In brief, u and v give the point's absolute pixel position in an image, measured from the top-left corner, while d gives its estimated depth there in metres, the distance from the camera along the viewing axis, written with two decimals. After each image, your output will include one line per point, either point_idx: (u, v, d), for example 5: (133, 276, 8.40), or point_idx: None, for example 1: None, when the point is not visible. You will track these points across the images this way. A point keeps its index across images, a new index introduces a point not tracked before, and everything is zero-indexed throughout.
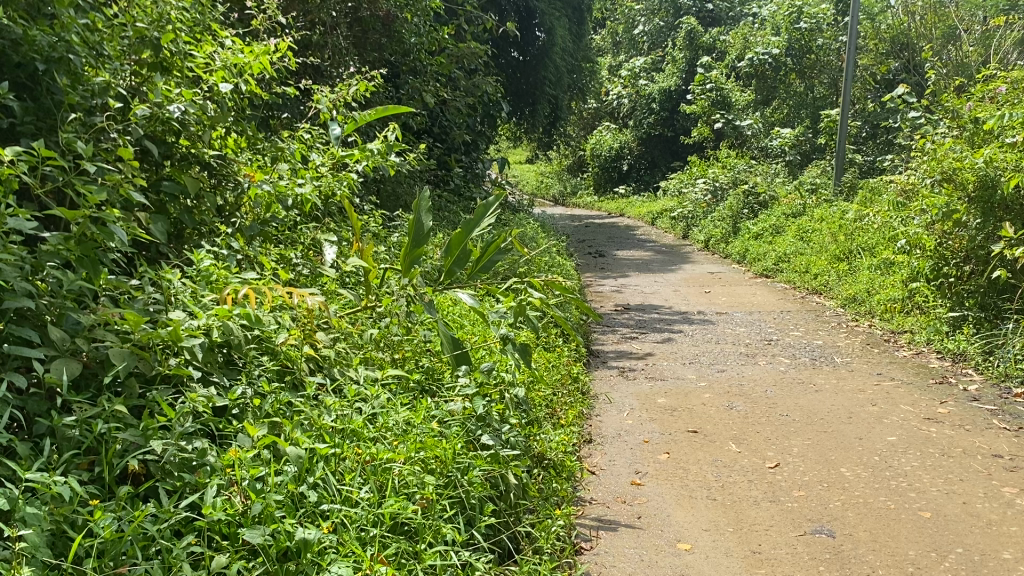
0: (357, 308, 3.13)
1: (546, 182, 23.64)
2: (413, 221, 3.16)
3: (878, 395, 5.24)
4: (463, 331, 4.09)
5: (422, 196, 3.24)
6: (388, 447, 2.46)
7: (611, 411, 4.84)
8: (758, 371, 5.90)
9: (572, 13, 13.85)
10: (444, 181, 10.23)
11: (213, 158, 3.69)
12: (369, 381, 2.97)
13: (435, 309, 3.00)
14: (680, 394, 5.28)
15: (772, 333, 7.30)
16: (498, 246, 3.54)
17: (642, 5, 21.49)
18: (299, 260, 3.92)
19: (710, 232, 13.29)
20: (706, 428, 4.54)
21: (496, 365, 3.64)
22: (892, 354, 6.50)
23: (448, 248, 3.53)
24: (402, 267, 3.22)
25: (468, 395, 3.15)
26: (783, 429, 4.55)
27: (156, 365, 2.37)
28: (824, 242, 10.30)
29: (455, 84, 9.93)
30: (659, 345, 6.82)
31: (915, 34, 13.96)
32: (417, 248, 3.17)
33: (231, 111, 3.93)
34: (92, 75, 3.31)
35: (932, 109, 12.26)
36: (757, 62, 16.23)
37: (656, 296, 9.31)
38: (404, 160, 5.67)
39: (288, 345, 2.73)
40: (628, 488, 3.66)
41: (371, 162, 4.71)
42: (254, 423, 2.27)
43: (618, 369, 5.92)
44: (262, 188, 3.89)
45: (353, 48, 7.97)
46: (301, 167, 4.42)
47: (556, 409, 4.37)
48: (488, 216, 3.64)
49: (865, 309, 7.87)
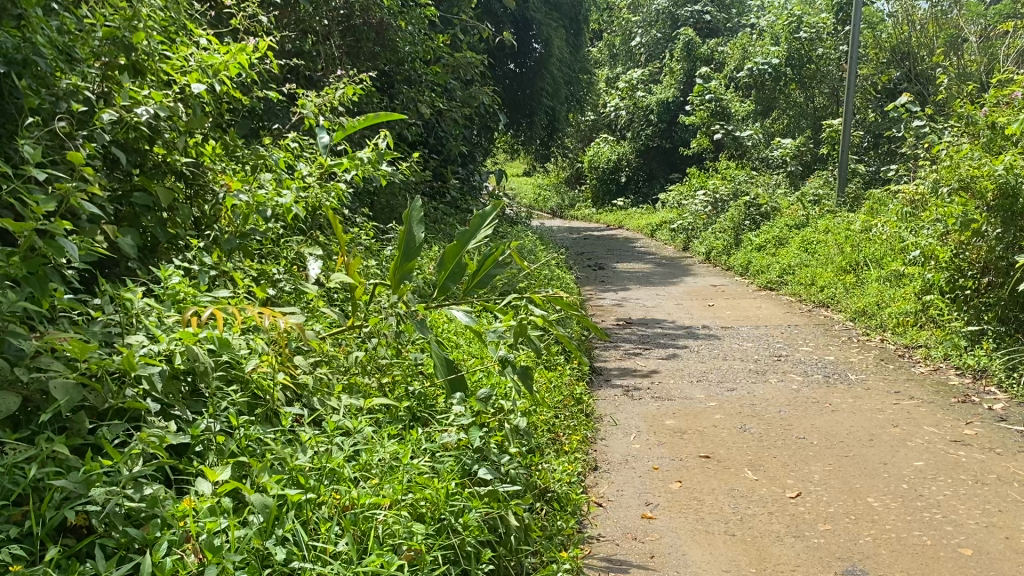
0: (339, 330, 2.86)
1: (543, 195, 23.41)
2: (404, 232, 2.87)
3: (898, 415, 4.96)
4: (459, 351, 3.81)
5: (414, 206, 2.96)
6: (371, 490, 2.17)
7: (617, 434, 4.55)
8: (769, 389, 5.61)
9: (570, 24, 13.64)
10: (440, 193, 9.96)
11: (189, 166, 3.41)
12: (353, 410, 2.68)
13: (428, 330, 2.74)
14: (689, 415, 4.98)
15: (781, 348, 7.01)
16: (495, 259, 3.26)
17: (639, 16, 21.32)
18: (282, 275, 3.63)
19: (710, 243, 13.02)
20: (719, 453, 4.25)
21: (494, 391, 3.35)
22: (909, 370, 6.22)
23: (441, 261, 3.26)
24: (391, 282, 2.94)
25: (463, 425, 2.86)
26: (801, 453, 4.26)
27: (109, 398, 2.08)
28: (829, 254, 10.02)
29: (451, 95, 9.69)
30: (664, 361, 6.54)
31: (916, 43, 13.73)
32: (408, 262, 2.88)
33: (209, 116, 3.65)
34: (59, 79, 3.04)
35: (938, 118, 12.04)
36: (756, 72, 15.84)
37: (659, 310, 9.03)
38: (396, 169, 5.40)
39: (260, 374, 2.43)
40: (639, 522, 3.37)
41: (361, 171, 4.45)
42: (215, 466, 1.98)
43: (621, 388, 5.61)
44: (239, 198, 3.58)
45: (346, 57, 7.72)
46: (286, 177, 4.14)
47: (558, 435, 4.08)
48: (484, 227, 3.37)
49: (875, 322, 7.59)
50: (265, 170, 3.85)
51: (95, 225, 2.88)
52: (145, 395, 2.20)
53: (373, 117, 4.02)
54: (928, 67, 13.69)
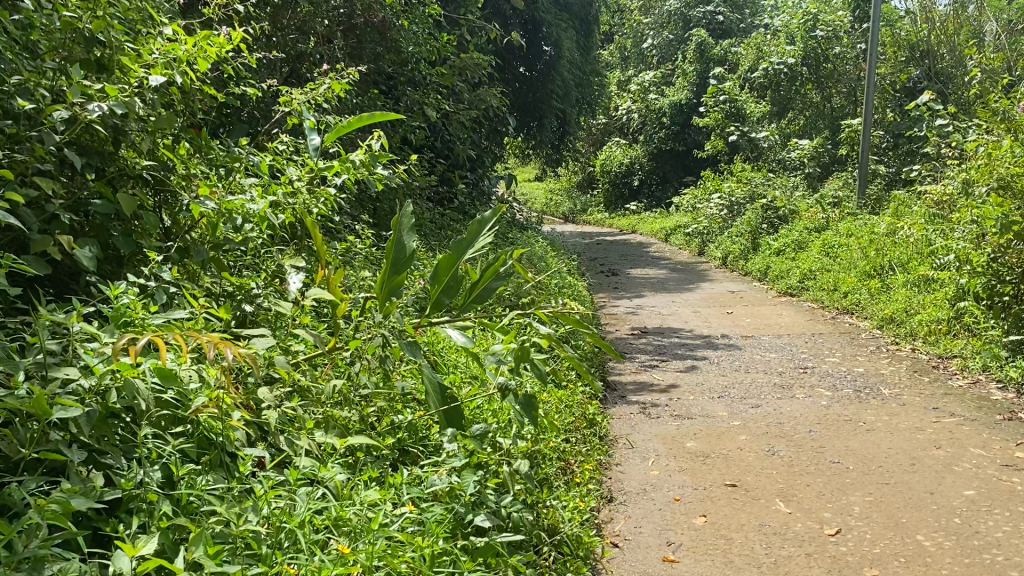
0: (316, 354, 2.52)
1: (555, 200, 23.05)
2: (394, 240, 2.63)
3: (940, 435, 4.55)
4: (456, 374, 3.45)
5: (405, 213, 2.73)
6: (337, 556, 1.81)
7: (632, 459, 4.18)
8: (796, 407, 5.20)
9: (580, 24, 13.25)
10: (447, 200, 9.61)
11: (157, 170, 3.05)
12: (329, 451, 2.33)
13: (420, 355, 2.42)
14: (712, 436, 4.60)
15: (806, 360, 6.60)
16: (496, 270, 2.89)
17: (651, 17, 20.94)
18: (260, 290, 3.28)
19: (727, 248, 12.63)
20: (746, 482, 3.87)
21: (492, 424, 2.99)
22: (946, 384, 5.79)
23: (434, 274, 2.90)
24: (378, 299, 2.69)
25: (456, 466, 2.51)
26: (837, 481, 3.87)
27: (22, 446, 1.71)
28: (852, 257, 9.57)
29: (459, 98, 9.35)
30: (682, 374, 6.15)
31: (936, 41, 13.20)
32: (397, 275, 2.63)
33: (179, 116, 3.29)
34: (9, 75, 2.68)
35: (964, 117, 11.60)
36: (771, 71, 15.40)
37: (675, 318, 8.64)
38: (393, 171, 5.03)
39: (210, 415, 2.05)
40: (661, 568, 2.98)
41: (353, 174, 4.10)
42: (138, 538, 1.61)
43: (638, 406, 5.22)
44: (207, 206, 3.18)
45: (348, 58, 7.39)
46: (271, 182, 3.80)
47: (568, 464, 3.72)
48: (483, 235, 3.02)
49: (905, 331, 7.16)
50: (245, 174, 3.50)
51: (43, 237, 2.54)
52: (70, 441, 1.82)
53: (366, 116, 3.68)
54: (950, 64, 13.16)
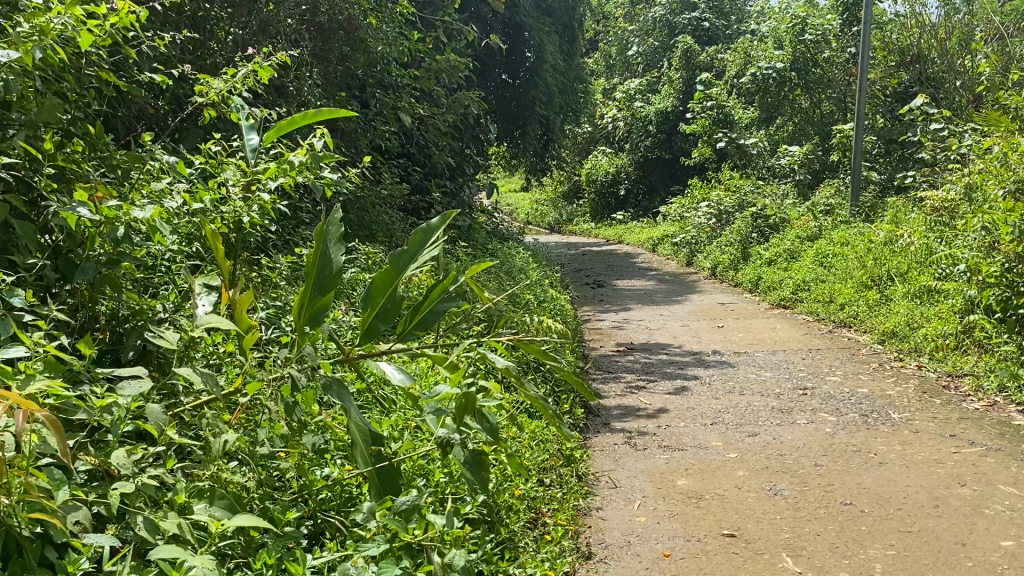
0: (206, 400, 2.00)
1: (540, 210, 22.58)
2: (316, 252, 2.16)
3: (963, 469, 4.04)
4: (398, 426, 2.92)
5: (333, 219, 2.23)
6: None
7: (616, 502, 3.64)
8: (799, 435, 4.66)
9: (563, 30, 12.77)
10: (421, 210, 9.06)
11: (22, 168, 2.42)
12: (210, 529, 1.79)
13: (346, 398, 1.97)
14: (705, 472, 4.05)
15: (805, 379, 6.07)
16: (444, 289, 2.34)
17: (636, 24, 20.47)
18: (168, 315, 2.73)
19: (716, 258, 12.19)
20: (746, 530, 3.34)
21: (425, 488, 2.50)
22: (960, 407, 5.26)
23: (368, 295, 2.35)
24: (296, 325, 2.19)
25: (377, 552, 1.98)
26: (851, 529, 3.34)
27: None
28: (847, 267, 9.04)
29: (434, 101, 8.81)
30: (671, 397, 5.62)
31: (927, 46, 12.67)
32: (321, 297, 2.16)
33: (69, 104, 2.70)
34: None
35: (961, 123, 11.18)
36: (759, 76, 14.89)
37: (663, 332, 8.13)
38: (344, 175, 4.48)
39: (21, 505, 1.45)
40: None
41: (290, 178, 3.54)
42: None
43: (623, 435, 4.67)
44: (82, 214, 2.37)
45: (313, 60, 6.83)
46: (194, 187, 3.26)
47: (538, 517, 3.20)
48: (431, 245, 2.48)
49: (909, 345, 6.64)
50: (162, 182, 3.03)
51: None
52: None
53: (309, 111, 3.13)
54: (941, 68, 12.58)
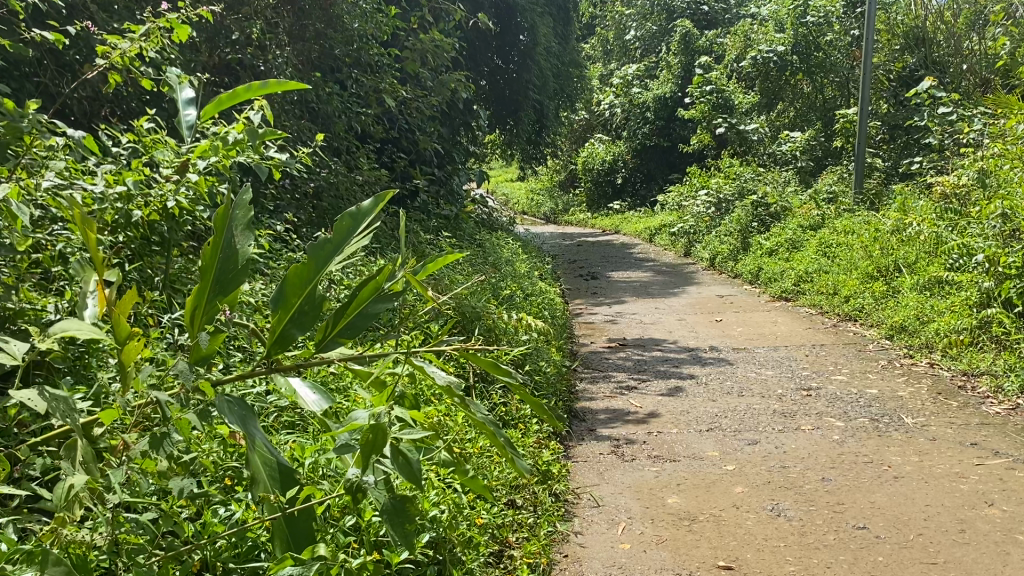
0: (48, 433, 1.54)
1: (536, 201, 22.08)
2: (216, 242, 1.67)
3: (988, 484, 3.60)
4: (325, 461, 2.50)
5: (240, 199, 1.73)
6: None
7: (599, 526, 3.19)
8: (805, 444, 4.21)
9: (558, 12, 12.27)
10: (403, 198, 8.58)
11: None
12: None
13: (250, 424, 1.49)
14: (700, 488, 3.60)
15: (809, 379, 5.61)
16: (379, 287, 1.82)
17: (633, 9, 19.88)
18: (58, 316, 2.32)
19: (715, 248, 11.75)
20: (745, 562, 2.89)
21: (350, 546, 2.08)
22: (980, 411, 4.81)
23: (280, 294, 1.81)
24: (188, 332, 1.69)
25: None
26: (866, 560, 2.90)
27: None
28: (853, 257, 8.53)
29: (419, 83, 8.32)
30: (665, 399, 5.17)
31: (933, 28, 12.11)
32: (223, 298, 1.68)
33: None
34: None
35: (971, 106, 10.63)
36: (760, 60, 14.38)
37: (658, 327, 7.67)
38: (297, 155, 4.02)
39: None
40: None
41: (223, 158, 3.06)
42: None
43: (610, 443, 4.23)
44: None
45: (283, 37, 6.34)
46: (116, 169, 2.83)
47: (503, 549, 2.82)
48: (361, 233, 1.96)
49: (920, 342, 6.18)
50: (62, 163, 2.59)
51: None
52: None
53: (254, 84, 2.62)
54: (949, 50, 12.06)
